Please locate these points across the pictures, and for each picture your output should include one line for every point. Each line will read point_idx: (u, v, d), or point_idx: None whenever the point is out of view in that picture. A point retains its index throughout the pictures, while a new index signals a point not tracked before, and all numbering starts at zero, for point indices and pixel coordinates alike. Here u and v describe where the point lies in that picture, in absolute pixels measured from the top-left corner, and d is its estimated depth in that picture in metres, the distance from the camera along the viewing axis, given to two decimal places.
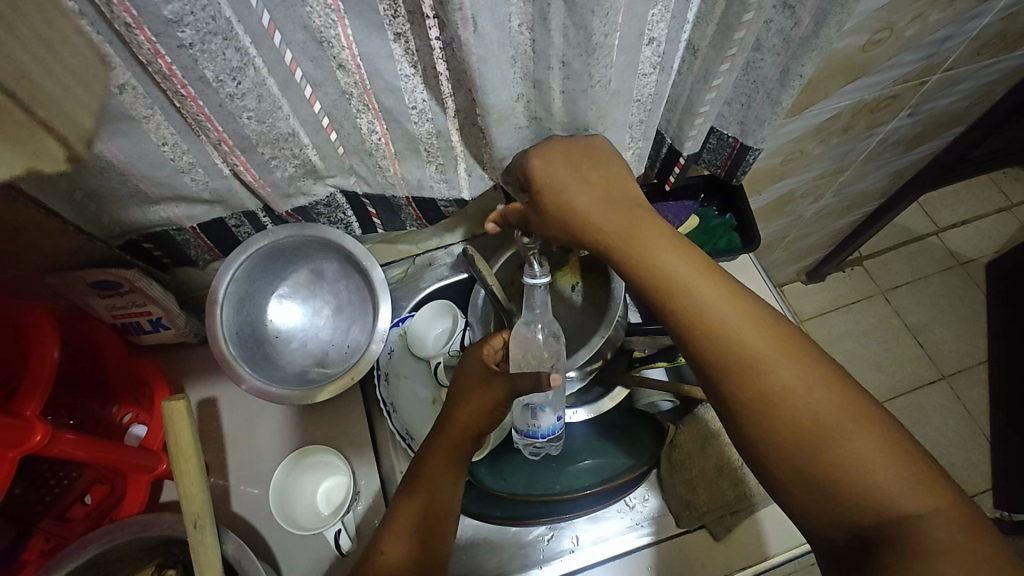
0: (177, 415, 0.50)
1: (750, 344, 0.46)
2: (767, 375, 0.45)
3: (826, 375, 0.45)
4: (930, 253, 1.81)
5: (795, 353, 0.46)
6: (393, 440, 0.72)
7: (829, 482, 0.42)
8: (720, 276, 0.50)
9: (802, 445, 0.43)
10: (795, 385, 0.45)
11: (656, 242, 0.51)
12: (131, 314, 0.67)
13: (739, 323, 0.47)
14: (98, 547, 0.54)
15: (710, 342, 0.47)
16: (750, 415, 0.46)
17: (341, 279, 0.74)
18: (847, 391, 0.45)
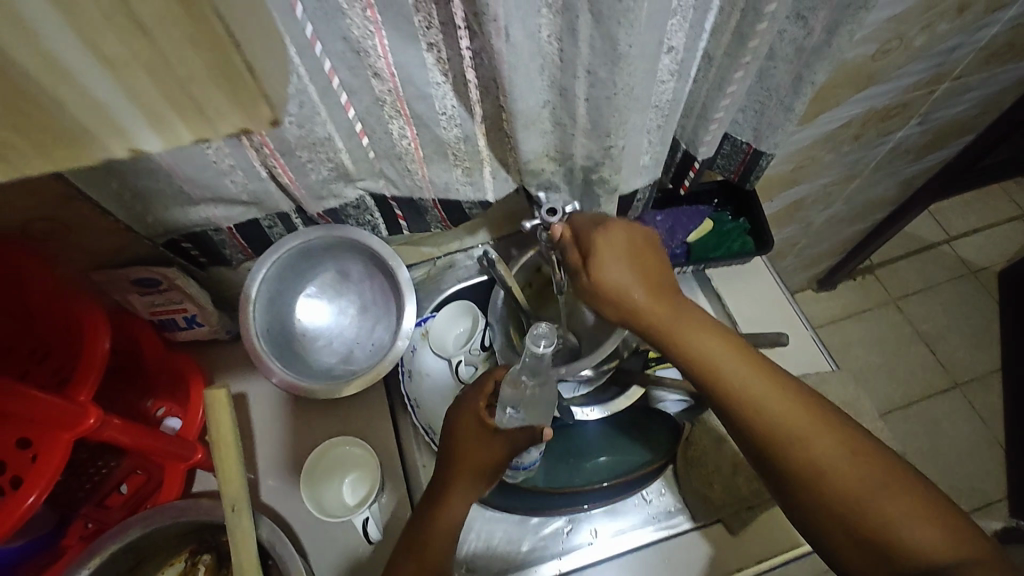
0: (219, 404, 0.52)
1: (792, 428, 0.52)
2: (813, 457, 0.51)
3: (861, 449, 0.51)
4: (941, 261, 1.81)
5: (828, 428, 0.52)
6: (415, 434, 0.75)
7: (879, 555, 0.47)
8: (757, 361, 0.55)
9: (842, 507, 0.49)
10: (835, 459, 0.50)
11: (698, 330, 0.56)
12: (168, 311, 0.70)
13: (778, 403, 0.53)
14: (139, 530, 0.57)
15: (755, 420, 0.53)
16: (798, 486, 0.51)
17: (366, 280, 0.77)
18: (878, 459, 0.50)
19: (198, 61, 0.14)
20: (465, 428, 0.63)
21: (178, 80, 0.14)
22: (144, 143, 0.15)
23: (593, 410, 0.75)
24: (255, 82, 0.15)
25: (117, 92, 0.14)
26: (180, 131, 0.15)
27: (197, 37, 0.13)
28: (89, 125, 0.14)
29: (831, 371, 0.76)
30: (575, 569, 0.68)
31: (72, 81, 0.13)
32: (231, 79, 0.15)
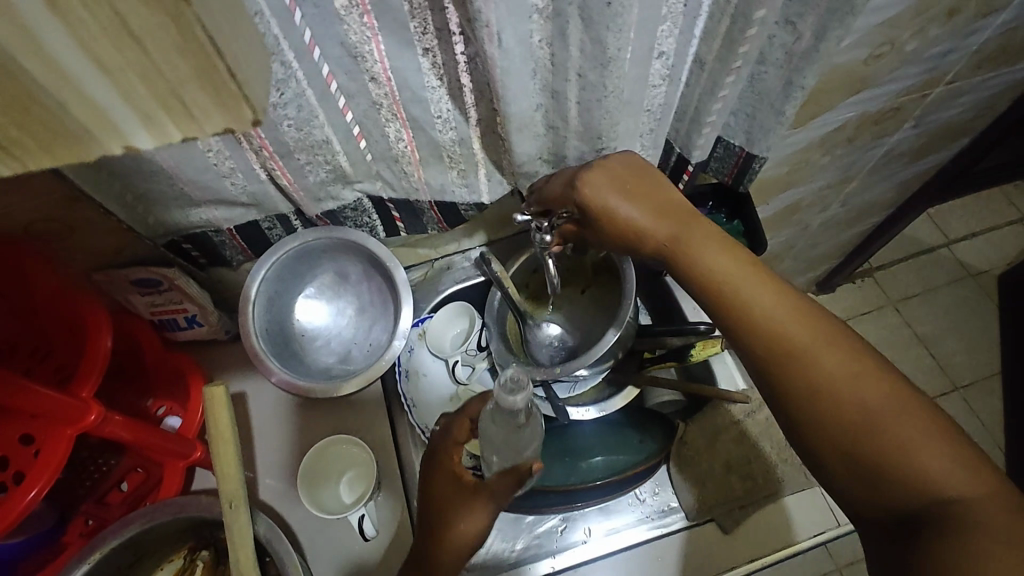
0: (217, 398, 0.53)
1: (800, 340, 0.48)
2: (818, 367, 0.46)
3: (872, 367, 0.46)
4: (940, 264, 1.81)
5: (838, 343, 0.47)
6: (412, 433, 0.76)
7: (874, 468, 0.43)
8: (767, 276, 0.52)
9: (849, 429, 0.44)
10: (839, 372, 0.46)
11: (705, 249, 0.54)
12: (168, 311, 0.71)
13: (784, 315, 0.49)
14: (140, 525, 0.57)
15: (757, 331, 0.49)
16: (795, 397, 0.47)
17: (364, 280, 0.78)
18: (891, 380, 0.45)
19: (185, 68, 0.16)
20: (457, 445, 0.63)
21: (167, 83, 0.16)
22: (136, 139, 0.17)
23: (590, 409, 0.77)
24: (235, 85, 0.17)
25: (111, 94, 0.16)
26: (170, 130, 0.18)
27: (183, 46, 0.16)
28: (92, 122, 0.16)
29: None
30: (569, 567, 0.69)
31: (79, 85, 0.15)
32: (214, 82, 0.17)
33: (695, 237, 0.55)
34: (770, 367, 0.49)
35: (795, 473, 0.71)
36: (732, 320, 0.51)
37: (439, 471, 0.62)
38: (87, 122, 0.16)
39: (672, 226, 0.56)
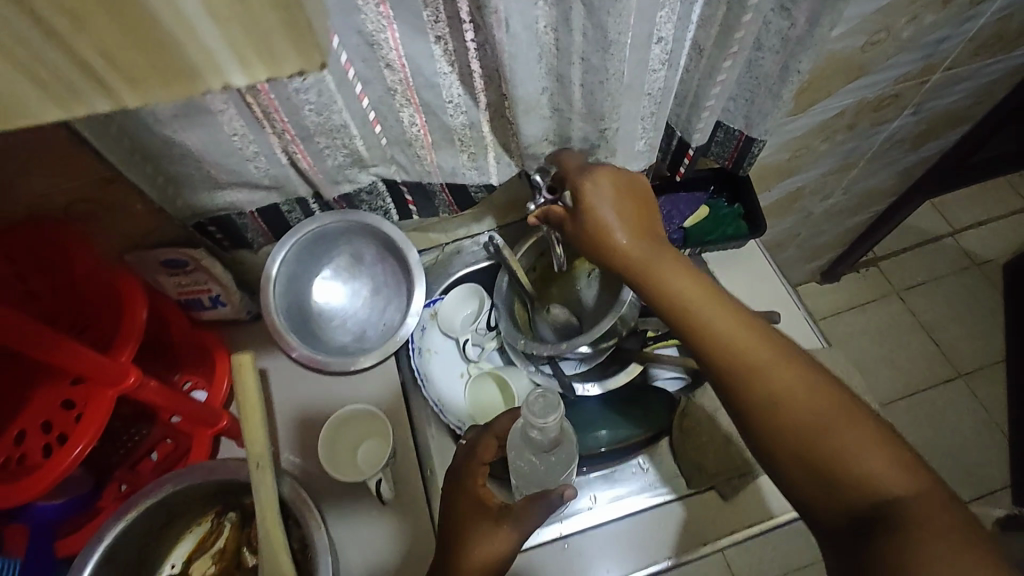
0: (244, 369, 0.57)
1: (756, 358, 0.50)
2: (774, 384, 0.49)
3: (820, 383, 0.49)
4: (944, 253, 1.83)
5: (790, 360, 0.50)
6: (428, 409, 0.79)
7: (827, 476, 0.46)
8: (723, 296, 0.54)
9: (799, 437, 0.47)
10: (792, 387, 0.49)
11: (668, 268, 0.56)
12: (194, 291, 0.75)
13: (740, 335, 0.51)
14: (171, 487, 0.61)
15: (718, 349, 0.51)
16: (753, 412, 0.50)
17: (378, 263, 0.82)
18: (838, 395, 0.48)
19: (270, 13, 0.17)
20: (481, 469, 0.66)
21: (258, 28, 0.17)
22: (231, 77, 0.19)
23: (591, 387, 0.79)
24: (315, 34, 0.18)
25: (212, 28, 0.17)
26: (260, 68, 0.19)
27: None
28: (200, 61, 0.18)
29: (823, 348, 0.78)
30: (576, 532, 0.73)
31: (195, 27, 0.17)
32: (296, 32, 0.18)
33: (658, 257, 0.57)
34: (731, 388, 0.51)
35: None
36: (693, 338, 0.53)
37: (463, 493, 0.64)
38: (193, 59, 0.18)
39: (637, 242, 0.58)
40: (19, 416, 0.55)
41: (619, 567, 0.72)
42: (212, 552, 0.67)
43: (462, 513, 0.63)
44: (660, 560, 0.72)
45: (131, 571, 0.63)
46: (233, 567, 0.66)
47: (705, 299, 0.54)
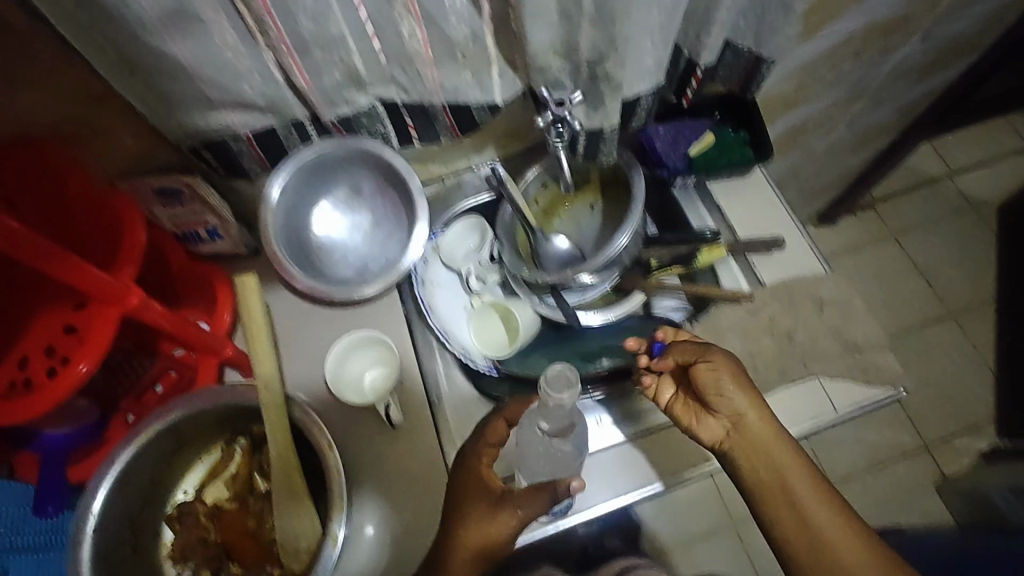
0: (248, 286, 0.59)
1: (800, 493, 0.66)
2: (812, 520, 0.65)
3: (847, 520, 0.65)
4: (940, 195, 1.82)
5: (824, 497, 0.66)
6: (433, 339, 0.79)
7: None
8: (781, 438, 0.67)
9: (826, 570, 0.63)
10: (824, 525, 0.64)
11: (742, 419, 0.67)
12: (190, 223, 0.72)
13: (792, 474, 0.66)
14: (180, 412, 0.61)
15: (768, 485, 0.66)
16: (795, 544, 0.65)
17: (378, 195, 0.80)
18: (858, 535, 0.64)
19: None
20: (489, 448, 0.66)
21: None
22: None
23: (598, 316, 0.81)
24: None
25: None
26: None
27: None
28: None
29: (824, 274, 0.78)
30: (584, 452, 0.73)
31: None
32: None
33: (729, 411, 0.67)
34: (777, 516, 0.66)
35: (794, 363, 0.74)
36: (753, 478, 0.67)
37: (470, 467, 0.65)
38: None
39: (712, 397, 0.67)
40: (16, 341, 0.54)
41: (609, 492, 0.71)
42: (224, 478, 0.69)
43: (471, 474, 0.64)
44: (649, 487, 0.71)
45: (145, 495, 0.64)
46: (247, 492, 0.68)
47: (779, 451, 0.67)
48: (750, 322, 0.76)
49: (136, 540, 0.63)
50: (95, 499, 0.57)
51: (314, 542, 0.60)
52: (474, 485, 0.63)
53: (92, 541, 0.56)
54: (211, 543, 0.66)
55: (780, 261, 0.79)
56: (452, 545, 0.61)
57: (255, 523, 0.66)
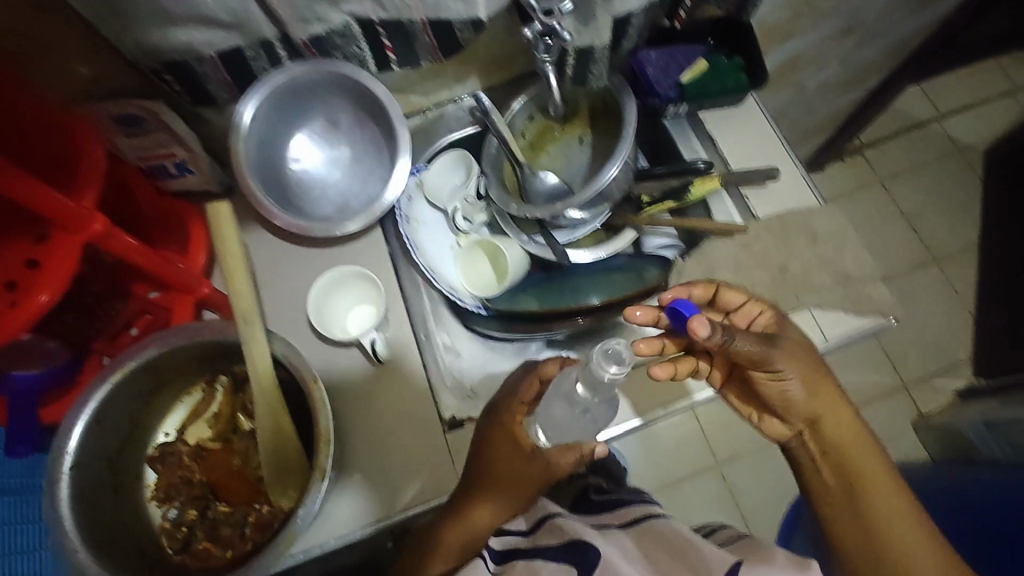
0: (222, 215, 0.56)
1: (875, 488, 0.57)
2: (885, 519, 0.55)
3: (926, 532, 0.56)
4: (929, 139, 1.70)
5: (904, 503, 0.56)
6: (419, 277, 0.77)
7: None
8: (865, 434, 0.60)
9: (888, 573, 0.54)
10: (899, 528, 0.55)
11: (828, 402, 0.59)
12: (156, 156, 0.67)
13: (871, 470, 0.58)
14: (157, 348, 0.58)
15: (839, 476, 0.59)
16: (857, 541, 0.56)
17: (356, 128, 0.76)
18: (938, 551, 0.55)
19: None
20: (522, 407, 0.60)
21: None
22: None
23: (588, 253, 0.79)
24: None
25: None
26: None
27: None
28: None
29: (818, 204, 0.76)
30: None
31: None
32: None
33: (821, 394, 0.59)
34: (847, 508, 0.57)
35: (786, 294, 0.74)
36: (825, 467, 0.60)
37: (500, 425, 0.60)
38: None
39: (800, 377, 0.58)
40: None
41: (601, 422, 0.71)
42: (205, 419, 0.68)
43: (501, 433, 0.59)
44: (627, 422, 0.71)
45: (124, 436, 0.62)
46: (230, 432, 0.67)
47: (860, 447, 0.59)
48: (742, 255, 0.76)
49: (118, 482, 0.61)
50: (71, 439, 0.55)
51: (301, 482, 0.60)
52: (498, 437, 0.59)
53: (70, 480, 0.54)
54: (196, 484, 0.65)
55: (774, 192, 0.76)
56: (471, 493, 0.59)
57: (241, 462, 0.65)
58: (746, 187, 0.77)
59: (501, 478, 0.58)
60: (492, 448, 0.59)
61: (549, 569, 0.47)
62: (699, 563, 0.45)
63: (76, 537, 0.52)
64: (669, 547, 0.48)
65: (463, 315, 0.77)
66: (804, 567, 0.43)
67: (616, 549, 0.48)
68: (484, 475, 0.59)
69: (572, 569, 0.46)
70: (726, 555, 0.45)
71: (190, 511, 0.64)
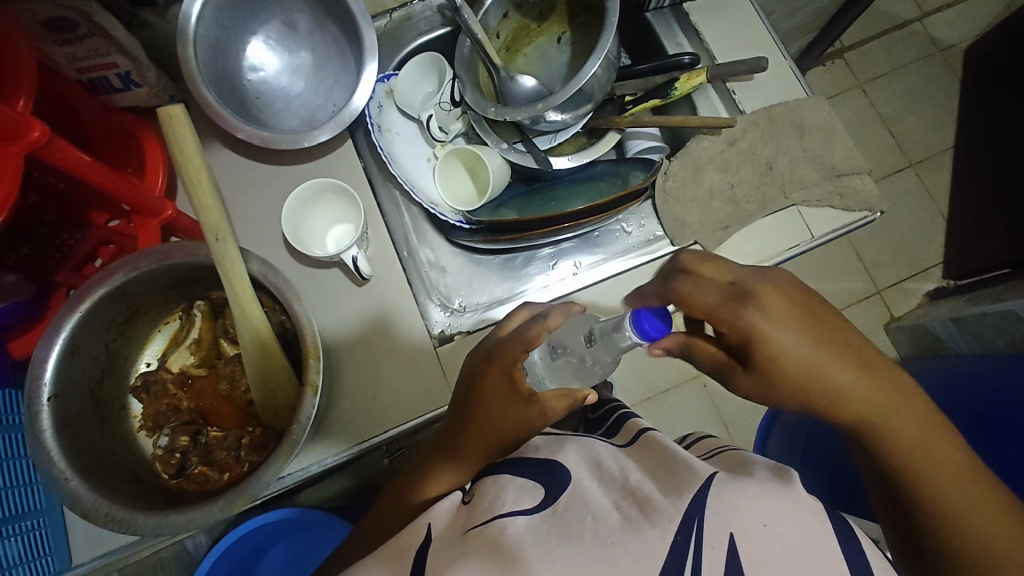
0: (177, 119, 0.52)
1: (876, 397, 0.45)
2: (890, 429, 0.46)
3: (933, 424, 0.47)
4: (912, 40, 1.62)
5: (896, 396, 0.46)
6: (397, 191, 0.74)
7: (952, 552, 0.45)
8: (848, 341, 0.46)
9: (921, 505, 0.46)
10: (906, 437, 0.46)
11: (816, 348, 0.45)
12: (96, 67, 0.61)
13: (861, 385, 0.45)
14: (125, 275, 0.55)
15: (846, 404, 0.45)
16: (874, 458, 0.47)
17: (316, 32, 0.71)
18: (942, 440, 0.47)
19: None
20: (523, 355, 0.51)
21: None
22: None
23: (566, 160, 0.77)
24: None
25: None
26: None
27: None
28: None
29: (807, 96, 0.74)
30: (564, 294, 0.71)
31: None
32: None
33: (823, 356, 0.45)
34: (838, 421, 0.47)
35: (773, 193, 0.72)
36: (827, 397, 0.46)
37: (500, 366, 0.51)
38: None
39: (809, 352, 0.44)
40: None
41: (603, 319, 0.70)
42: (188, 345, 0.66)
43: (502, 373, 0.51)
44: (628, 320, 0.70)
45: (103, 367, 0.60)
46: (215, 357, 0.66)
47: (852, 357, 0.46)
48: (729, 153, 0.73)
49: (102, 413, 0.60)
50: (46, 370, 0.52)
51: (291, 399, 0.58)
52: (491, 376, 0.52)
53: (52, 412, 0.52)
54: (185, 410, 0.64)
55: (760, 86, 0.75)
56: (464, 424, 0.53)
57: (227, 387, 0.64)
58: (731, 81, 0.75)
59: (500, 415, 0.52)
60: (486, 391, 0.52)
61: (517, 487, 0.45)
62: (675, 485, 0.39)
63: (66, 465, 0.51)
64: (652, 462, 0.45)
65: (444, 229, 0.75)
66: (787, 481, 0.37)
67: (589, 470, 0.46)
68: (469, 414, 0.53)
69: (539, 489, 0.45)
70: (701, 471, 0.40)
71: (181, 437, 0.62)
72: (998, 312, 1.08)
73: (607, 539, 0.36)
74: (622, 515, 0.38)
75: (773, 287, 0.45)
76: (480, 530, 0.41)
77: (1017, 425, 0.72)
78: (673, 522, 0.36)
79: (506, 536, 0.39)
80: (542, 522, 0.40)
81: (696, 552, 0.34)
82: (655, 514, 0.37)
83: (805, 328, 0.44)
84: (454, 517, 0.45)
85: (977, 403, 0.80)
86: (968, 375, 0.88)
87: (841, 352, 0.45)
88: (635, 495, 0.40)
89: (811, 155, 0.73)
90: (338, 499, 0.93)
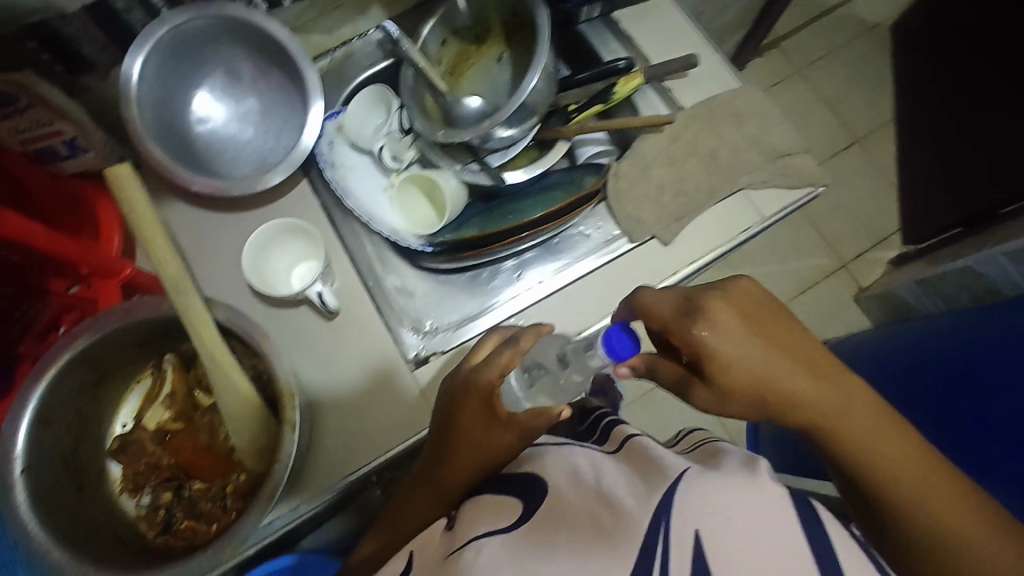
0: (124, 178, 0.52)
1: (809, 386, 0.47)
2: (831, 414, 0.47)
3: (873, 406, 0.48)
4: (840, 23, 1.70)
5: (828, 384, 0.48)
6: (357, 223, 0.75)
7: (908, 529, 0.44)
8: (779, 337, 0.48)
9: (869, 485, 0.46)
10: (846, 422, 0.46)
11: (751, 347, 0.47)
12: (40, 137, 0.61)
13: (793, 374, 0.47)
14: (89, 338, 0.55)
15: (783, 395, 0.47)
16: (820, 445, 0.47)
17: (259, 79, 0.72)
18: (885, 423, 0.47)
19: None
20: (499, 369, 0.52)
21: None
22: None
23: (522, 173, 0.79)
24: None
25: None
26: None
27: None
28: None
29: (740, 85, 0.77)
30: (533, 303, 0.72)
31: None
32: None
33: (761, 353, 0.47)
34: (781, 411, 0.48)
35: (719, 181, 0.74)
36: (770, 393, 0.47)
37: (473, 391, 0.53)
38: None
39: (756, 354, 0.47)
40: None
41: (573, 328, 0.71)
42: (162, 400, 0.65)
43: (476, 401, 0.53)
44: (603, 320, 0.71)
45: (77, 433, 0.59)
46: (191, 410, 0.65)
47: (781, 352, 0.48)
48: (674, 148, 0.76)
49: (80, 481, 0.59)
50: (17, 443, 0.51)
51: (273, 440, 0.59)
52: (465, 401, 0.53)
53: (26, 485, 0.51)
54: (165, 467, 0.63)
55: (694, 82, 0.78)
56: (444, 454, 0.54)
57: (206, 436, 0.62)
58: (666, 79, 0.78)
59: (474, 437, 0.52)
60: (461, 416, 0.53)
61: (495, 507, 0.46)
62: (649, 486, 0.40)
63: (46, 537, 0.50)
64: (631, 464, 0.46)
65: (408, 254, 0.76)
66: (755, 471, 0.38)
67: (568, 477, 0.47)
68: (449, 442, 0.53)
69: (518, 505, 0.45)
70: (675, 467, 0.41)
71: (165, 493, 0.63)
72: (955, 271, 1.11)
73: (582, 550, 0.38)
74: (598, 524, 0.39)
75: (722, 298, 0.49)
76: (459, 559, 0.41)
77: (983, 374, 0.74)
78: (643, 527, 0.37)
79: (485, 560, 0.40)
80: (519, 541, 0.41)
81: (665, 554, 0.35)
82: (626, 521, 0.38)
83: (753, 332, 0.48)
84: (438, 545, 0.46)
85: (946, 359, 0.82)
86: (934, 333, 0.90)
87: (781, 347, 0.48)
88: (608, 498, 0.41)
89: (751, 141, 0.75)
90: (336, 540, 0.91)
